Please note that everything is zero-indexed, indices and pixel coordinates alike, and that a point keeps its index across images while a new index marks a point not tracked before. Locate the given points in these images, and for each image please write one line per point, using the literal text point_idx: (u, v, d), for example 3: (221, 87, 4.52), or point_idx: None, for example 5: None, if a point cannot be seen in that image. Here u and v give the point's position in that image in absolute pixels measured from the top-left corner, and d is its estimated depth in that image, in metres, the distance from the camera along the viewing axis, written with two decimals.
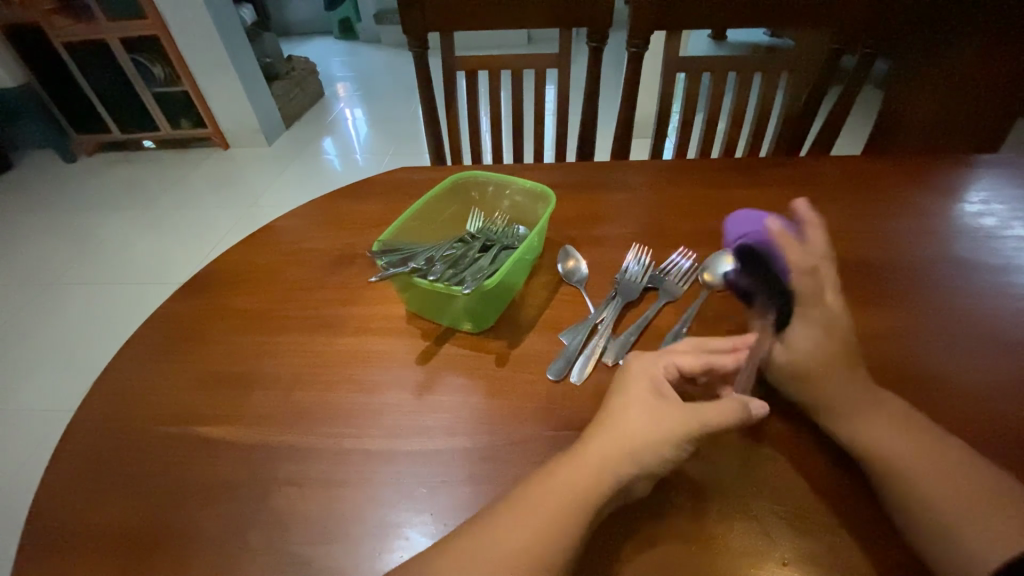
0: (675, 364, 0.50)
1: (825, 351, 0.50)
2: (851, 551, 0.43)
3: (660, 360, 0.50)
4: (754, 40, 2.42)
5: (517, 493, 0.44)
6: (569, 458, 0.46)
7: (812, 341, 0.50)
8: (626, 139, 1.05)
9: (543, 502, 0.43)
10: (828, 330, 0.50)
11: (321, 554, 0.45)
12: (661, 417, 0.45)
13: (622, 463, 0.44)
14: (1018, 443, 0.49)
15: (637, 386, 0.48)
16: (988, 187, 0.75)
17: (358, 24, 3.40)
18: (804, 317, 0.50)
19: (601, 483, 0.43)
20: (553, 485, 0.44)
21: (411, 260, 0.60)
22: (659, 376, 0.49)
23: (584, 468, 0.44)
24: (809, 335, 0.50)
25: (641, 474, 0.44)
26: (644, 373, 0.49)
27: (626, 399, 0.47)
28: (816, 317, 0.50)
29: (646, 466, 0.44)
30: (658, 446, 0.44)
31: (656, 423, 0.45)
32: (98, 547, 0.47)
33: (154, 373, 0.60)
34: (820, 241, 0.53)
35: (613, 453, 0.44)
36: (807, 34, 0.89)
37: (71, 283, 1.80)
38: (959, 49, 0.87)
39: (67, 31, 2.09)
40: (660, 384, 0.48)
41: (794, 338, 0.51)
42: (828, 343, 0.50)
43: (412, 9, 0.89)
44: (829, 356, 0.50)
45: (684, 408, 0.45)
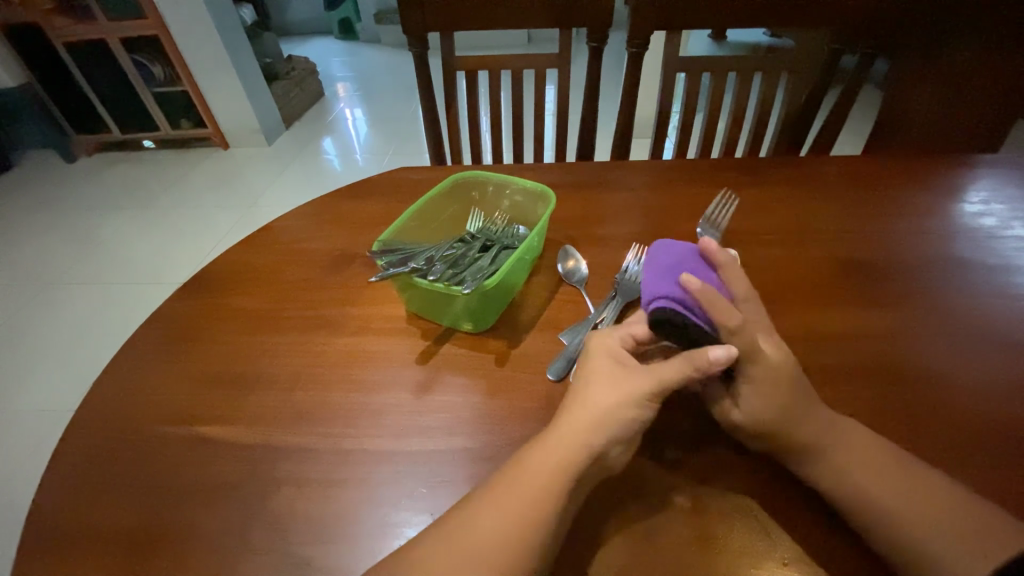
0: (631, 334, 0.51)
1: (779, 408, 0.46)
2: (851, 552, 0.43)
3: (615, 333, 0.51)
4: (754, 40, 2.43)
5: (502, 479, 0.45)
6: (543, 438, 0.46)
7: (764, 400, 0.46)
8: (626, 139, 1.05)
9: (527, 485, 0.43)
10: (771, 380, 0.46)
11: (321, 554, 0.45)
12: (623, 385, 0.47)
13: (592, 433, 0.45)
14: (1017, 443, 0.49)
15: (598, 360, 0.49)
16: (988, 187, 0.75)
17: (358, 24, 3.40)
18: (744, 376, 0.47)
19: (576, 453, 0.44)
20: (534, 467, 0.44)
21: (411, 260, 0.60)
22: (617, 348, 0.50)
23: (559, 444, 0.45)
24: (758, 393, 0.46)
25: (612, 441, 0.45)
26: (603, 348, 0.50)
27: (590, 374, 0.49)
28: (760, 374, 0.46)
29: (616, 432, 0.45)
30: (624, 410, 0.46)
31: (620, 390, 0.46)
32: (97, 547, 0.47)
33: (154, 373, 0.60)
34: (739, 280, 0.49)
35: (583, 425, 0.45)
36: (808, 33, 0.89)
37: (70, 283, 1.80)
38: (957, 45, 0.87)
39: (67, 30, 2.09)
40: (618, 355, 0.50)
41: (746, 398, 0.47)
42: (776, 394, 0.46)
43: (412, 9, 0.89)
44: (784, 412, 0.46)
45: (644, 372, 0.47)
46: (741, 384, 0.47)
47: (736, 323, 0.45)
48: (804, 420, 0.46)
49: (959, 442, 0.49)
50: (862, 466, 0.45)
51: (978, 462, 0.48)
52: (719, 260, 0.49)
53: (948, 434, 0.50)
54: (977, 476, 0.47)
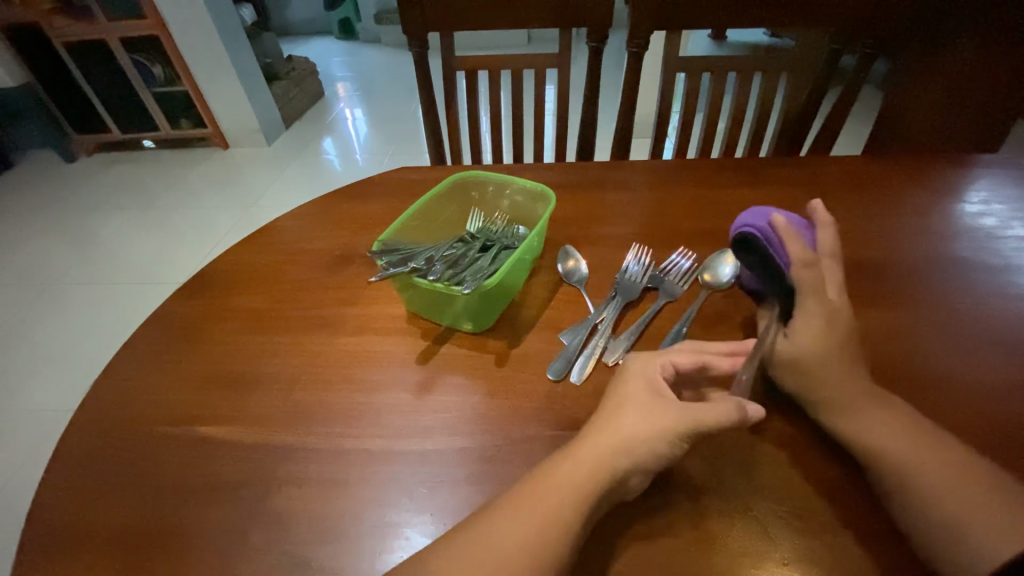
0: (672, 362, 0.50)
1: (827, 346, 0.50)
2: (852, 551, 0.43)
3: (658, 359, 0.51)
4: (754, 40, 2.43)
5: (517, 489, 0.45)
6: (566, 453, 0.46)
7: (813, 333, 0.51)
8: (626, 140, 1.05)
9: (540, 496, 0.44)
10: (826, 320, 0.51)
11: (321, 554, 0.45)
12: (657, 416, 0.46)
13: (616, 458, 0.45)
14: (1017, 442, 0.49)
15: (636, 386, 0.49)
16: (988, 187, 0.75)
17: (358, 24, 3.40)
18: (804, 310, 0.52)
19: (598, 475, 0.44)
20: (550, 481, 0.44)
21: (411, 260, 0.60)
22: (656, 375, 0.49)
23: (580, 462, 0.45)
24: (809, 325, 0.51)
25: (635, 469, 0.45)
26: (643, 373, 0.49)
27: (625, 398, 0.48)
28: (816, 307, 0.52)
29: (641, 461, 0.44)
30: (654, 442, 0.45)
31: (652, 420, 0.45)
32: (96, 548, 0.47)
33: (155, 372, 0.60)
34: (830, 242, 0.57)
35: (607, 447, 0.45)
36: (808, 32, 0.90)
37: (70, 283, 1.80)
38: (958, 51, 0.86)
39: (67, 30, 2.08)
40: (658, 382, 0.49)
41: (796, 328, 0.52)
42: (828, 333, 0.51)
43: (412, 8, 0.89)
44: (830, 352, 0.50)
45: (680, 408, 0.45)
46: (794, 317, 0.53)
47: (805, 255, 0.53)
48: (846, 360, 0.50)
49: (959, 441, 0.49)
50: None
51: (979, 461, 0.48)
52: (822, 221, 0.59)
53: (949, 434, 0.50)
54: None
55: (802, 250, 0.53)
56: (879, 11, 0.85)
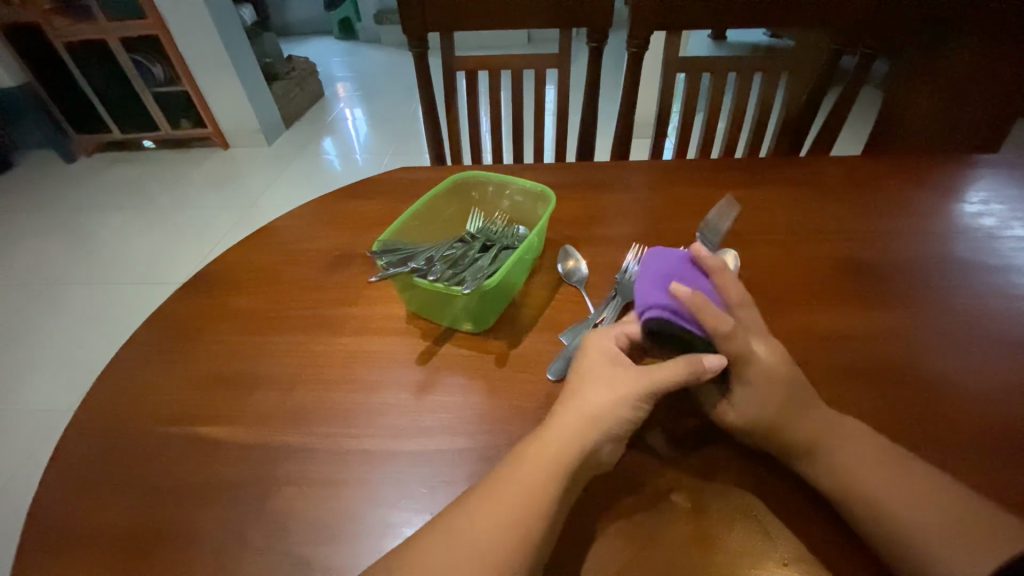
0: (624, 332, 0.53)
1: (779, 405, 0.47)
2: (854, 549, 0.43)
3: (612, 331, 0.52)
4: (754, 40, 2.44)
5: (501, 474, 0.45)
6: (540, 432, 0.47)
7: (760, 399, 0.48)
8: (626, 140, 1.05)
9: (523, 478, 0.44)
10: (767, 383, 0.48)
11: (321, 554, 0.45)
12: (616, 384, 0.48)
13: (588, 429, 0.46)
14: (1014, 443, 0.49)
15: (594, 358, 0.50)
16: (988, 187, 0.75)
17: (358, 24, 3.40)
18: (742, 376, 0.48)
19: (571, 451, 0.45)
20: (531, 462, 0.45)
21: (411, 260, 0.60)
22: (612, 348, 0.51)
23: (555, 440, 0.45)
24: (754, 392, 0.48)
25: (605, 438, 0.46)
26: (599, 346, 0.51)
27: (584, 370, 0.50)
28: (753, 372, 0.48)
29: (610, 429, 0.46)
30: (617, 408, 0.46)
31: (614, 388, 0.47)
32: (95, 549, 0.47)
33: (156, 372, 0.60)
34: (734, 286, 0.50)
35: (578, 420, 0.46)
36: (807, 33, 0.90)
37: (70, 283, 1.80)
38: (958, 47, 0.86)
39: (67, 31, 2.08)
40: (614, 353, 0.50)
41: (741, 400, 0.48)
42: (773, 394, 0.47)
43: (412, 8, 0.89)
44: (784, 407, 0.47)
45: (637, 372, 0.48)
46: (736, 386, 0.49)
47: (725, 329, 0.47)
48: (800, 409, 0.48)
49: (958, 442, 0.49)
50: (862, 465, 0.45)
51: (980, 461, 0.48)
52: (716, 269, 0.51)
53: (948, 434, 0.50)
54: (975, 476, 0.47)
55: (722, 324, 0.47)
56: (879, 12, 0.85)
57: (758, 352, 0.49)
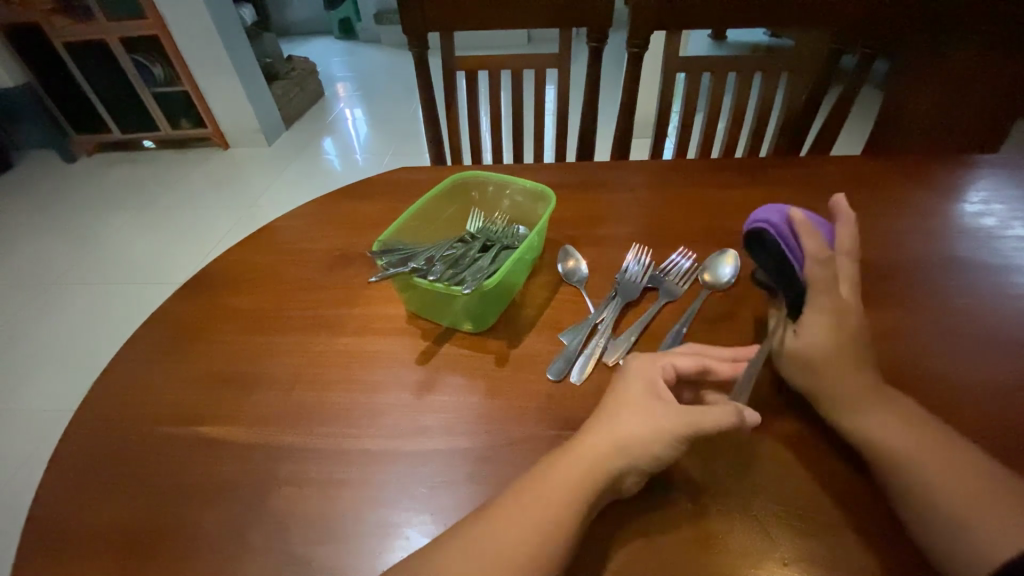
0: (672, 364, 0.50)
1: (836, 341, 0.50)
2: (856, 548, 0.43)
3: (659, 360, 0.50)
4: (754, 40, 2.44)
5: (515, 486, 0.45)
6: (567, 450, 0.46)
7: (824, 329, 0.51)
8: (625, 140, 1.05)
9: (537, 493, 0.44)
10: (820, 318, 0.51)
11: (321, 555, 0.45)
12: (653, 417, 0.46)
13: (614, 457, 0.45)
14: (1015, 441, 0.49)
15: (635, 387, 0.48)
16: (989, 187, 0.75)
17: (358, 24, 3.40)
18: (816, 305, 0.52)
19: (593, 475, 0.44)
20: (548, 479, 0.45)
21: (411, 260, 0.60)
22: (655, 376, 0.49)
23: (578, 461, 0.45)
24: (819, 322, 0.51)
25: (632, 471, 0.45)
26: (642, 374, 0.49)
27: (623, 397, 0.48)
28: (828, 303, 0.52)
29: (639, 463, 0.44)
30: (651, 444, 0.44)
31: (650, 422, 0.45)
32: (95, 549, 0.47)
33: (157, 372, 0.60)
34: (848, 240, 0.56)
35: (606, 447, 0.45)
36: (809, 34, 0.90)
37: (70, 283, 1.80)
38: (960, 46, 0.86)
39: (67, 31, 2.08)
40: (656, 383, 0.49)
41: (806, 327, 0.51)
42: (840, 328, 0.51)
43: (412, 8, 0.89)
44: (841, 343, 0.50)
45: (679, 410, 0.45)
46: (805, 313, 0.52)
47: (819, 253, 0.52)
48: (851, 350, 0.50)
49: None
50: None
51: None
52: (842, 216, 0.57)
53: None
54: None
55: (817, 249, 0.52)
56: (879, 11, 0.85)
57: (843, 293, 0.53)
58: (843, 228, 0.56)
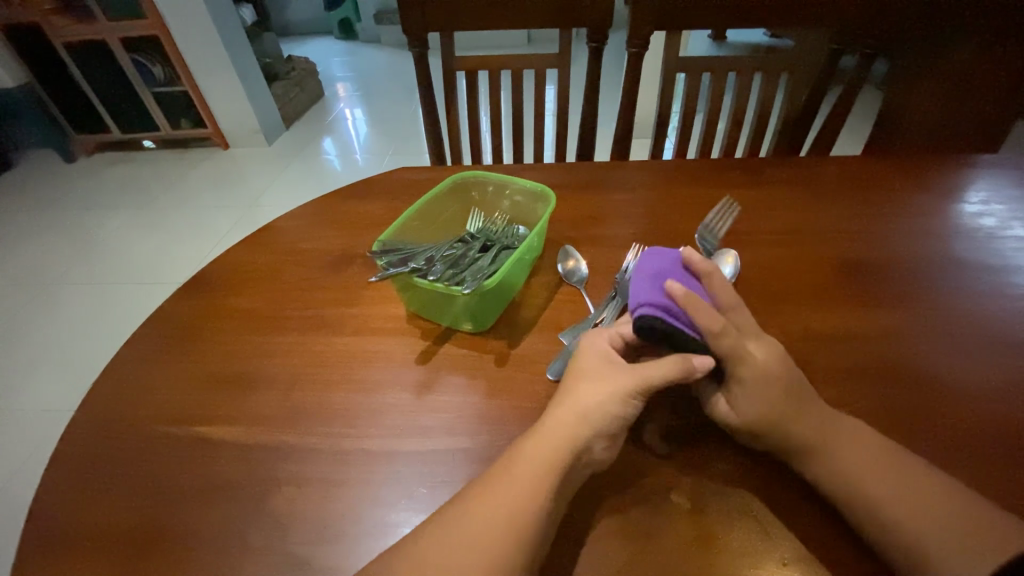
0: (620, 334, 0.52)
1: (774, 408, 0.46)
2: (857, 551, 0.43)
3: (608, 332, 0.52)
4: (755, 40, 2.45)
5: (493, 471, 0.45)
6: (534, 430, 0.47)
7: (755, 400, 0.47)
8: (625, 140, 1.05)
9: (513, 479, 0.44)
10: (761, 383, 0.47)
11: (320, 555, 0.45)
12: (608, 381, 0.47)
13: (578, 425, 0.45)
14: (1013, 439, 0.49)
15: (588, 360, 0.50)
16: (988, 187, 0.75)
17: (358, 24, 3.41)
18: (740, 378, 0.47)
19: (559, 448, 0.45)
20: (523, 459, 0.45)
21: (411, 260, 0.60)
22: (606, 348, 0.50)
23: (545, 436, 0.46)
24: (750, 393, 0.47)
25: (593, 436, 0.45)
26: (593, 349, 0.51)
27: (578, 370, 0.49)
28: (750, 373, 0.47)
29: (598, 425, 0.46)
30: (608, 405, 0.46)
31: (605, 386, 0.47)
32: (94, 548, 0.47)
33: (154, 373, 0.60)
34: (725, 291, 0.50)
35: (567, 417, 0.46)
36: (808, 33, 0.90)
37: (69, 283, 1.80)
38: (959, 46, 0.86)
39: (67, 31, 2.08)
40: (609, 354, 0.50)
41: (739, 397, 0.48)
42: (769, 394, 0.47)
43: (412, 8, 0.89)
44: (778, 410, 0.46)
45: (629, 369, 0.47)
46: (732, 385, 0.48)
47: (716, 325, 0.46)
48: (801, 419, 0.46)
49: (959, 442, 0.49)
50: (868, 470, 0.45)
51: (982, 462, 0.48)
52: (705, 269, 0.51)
53: (950, 433, 0.50)
54: (975, 474, 0.47)
55: (712, 321, 0.46)
56: (879, 13, 0.85)
57: (756, 353, 0.48)
58: (711, 281, 0.50)
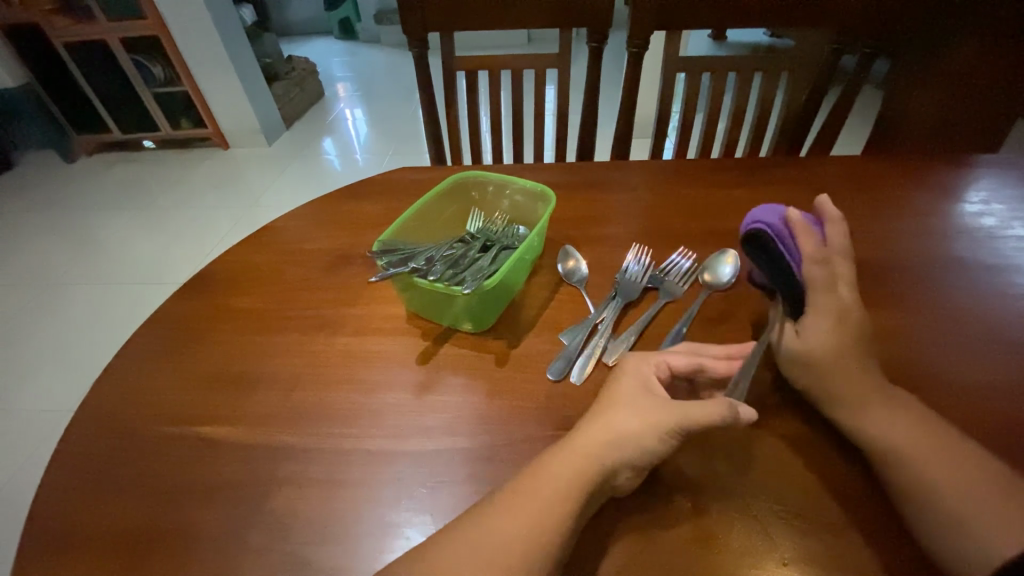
0: (666, 362, 0.51)
1: (838, 341, 0.50)
2: (858, 551, 0.43)
3: (653, 358, 0.51)
4: (755, 40, 2.45)
5: (514, 482, 0.45)
6: (561, 447, 0.47)
7: (825, 331, 0.50)
8: (625, 140, 1.05)
9: (533, 491, 0.44)
10: (835, 314, 0.51)
11: (321, 555, 0.45)
12: (646, 413, 0.46)
13: (605, 450, 0.45)
14: (1014, 439, 0.49)
15: (629, 387, 0.49)
16: (989, 187, 0.75)
17: (358, 24, 3.41)
18: (814, 306, 0.52)
19: (586, 470, 0.44)
20: (545, 472, 0.45)
21: (411, 260, 0.60)
22: (649, 375, 0.50)
23: (572, 455, 0.45)
24: (821, 322, 0.51)
25: (622, 465, 0.45)
26: (635, 374, 0.50)
27: (616, 395, 0.49)
28: (827, 304, 0.51)
29: (630, 456, 0.45)
30: (643, 439, 0.45)
31: (642, 417, 0.46)
32: (94, 549, 0.47)
33: (156, 373, 0.60)
34: (837, 239, 0.55)
35: (598, 442, 0.46)
36: (806, 35, 0.90)
37: (69, 283, 1.80)
38: (959, 45, 0.86)
39: (67, 31, 2.08)
40: (650, 382, 0.49)
41: (808, 327, 0.51)
42: (838, 330, 0.50)
43: (412, 8, 0.89)
44: (843, 344, 0.50)
45: (671, 405, 0.46)
46: (805, 315, 0.52)
47: (816, 253, 0.53)
48: (859, 364, 0.50)
49: None
50: None
51: None
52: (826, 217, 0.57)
53: None
54: None
55: (814, 249, 0.53)
56: (879, 12, 0.85)
57: (841, 292, 0.52)
58: (830, 227, 0.56)
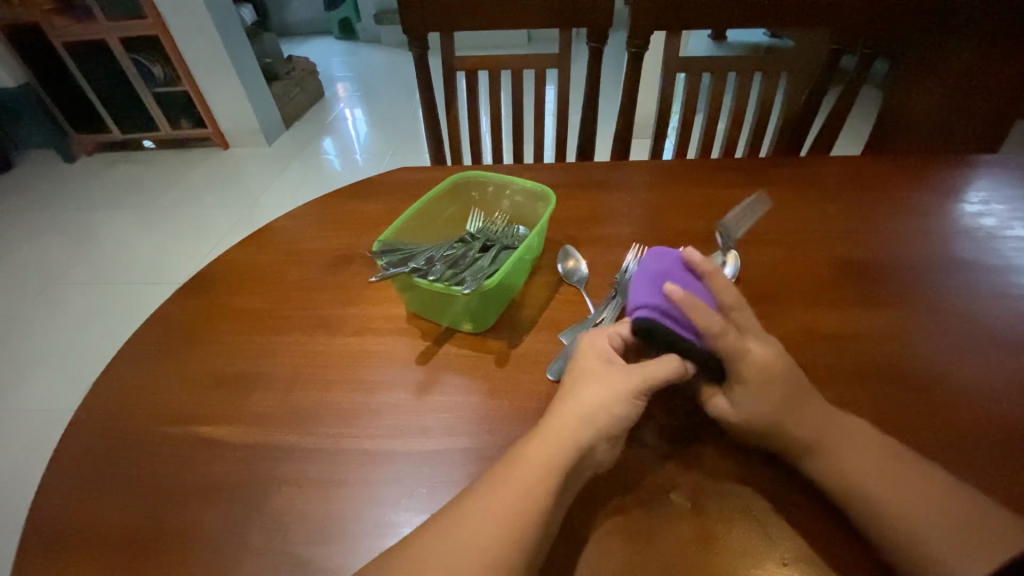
0: (618, 333, 0.52)
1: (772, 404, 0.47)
2: (855, 551, 0.43)
3: (606, 331, 0.52)
4: (755, 40, 2.45)
5: (498, 472, 0.45)
6: (539, 432, 0.46)
7: (757, 399, 0.47)
8: (625, 140, 1.05)
9: (519, 479, 0.43)
10: (763, 381, 0.47)
11: (320, 554, 0.45)
12: (610, 382, 0.47)
13: (581, 429, 0.46)
14: (1013, 439, 0.49)
15: (589, 361, 0.50)
16: (989, 187, 0.75)
17: (358, 24, 3.41)
18: (741, 377, 0.48)
19: (567, 451, 0.45)
20: (529, 459, 0.45)
21: (411, 260, 0.60)
22: (607, 348, 0.51)
23: (552, 438, 0.45)
24: (750, 392, 0.47)
25: (598, 437, 0.46)
26: (594, 349, 0.50)
27: (580, 371, 0.49)
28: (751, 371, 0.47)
29: (603, 426, 0.46)
30: (612, 406, 0.46)
31: (608, 387, 0.47)
32: (92, 548, 0.47)
33: (155, 373, 0.60)
34: (727, 288, 0.49)
35: (573, 420, 0.46)
36: (807, 33, 0.90)
37: (69, 283, 1.80)
38: (955, 47, 0.86)
39: (67, 31, 2.08)
40: (609, 354, 0.50)
41: (740, 396, 0.48)
42: (770, 392, 0.47)
43: (413, 8, 0.89)
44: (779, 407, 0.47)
45: (631, 370, 0.48)
46: (732, 383, 0.48)
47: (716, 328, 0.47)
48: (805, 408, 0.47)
49: (958, 443, 0.49)
50: (867, 470, 0.45)
51: (981, 462, 0.48)
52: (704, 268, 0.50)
53: (948, 434, 0.50)
54: (973, 474, 0.47)
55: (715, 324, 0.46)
56: (879, 12, 0.85)
57: (756, 350, 0.48)
58: (711, 277, 0.49)
